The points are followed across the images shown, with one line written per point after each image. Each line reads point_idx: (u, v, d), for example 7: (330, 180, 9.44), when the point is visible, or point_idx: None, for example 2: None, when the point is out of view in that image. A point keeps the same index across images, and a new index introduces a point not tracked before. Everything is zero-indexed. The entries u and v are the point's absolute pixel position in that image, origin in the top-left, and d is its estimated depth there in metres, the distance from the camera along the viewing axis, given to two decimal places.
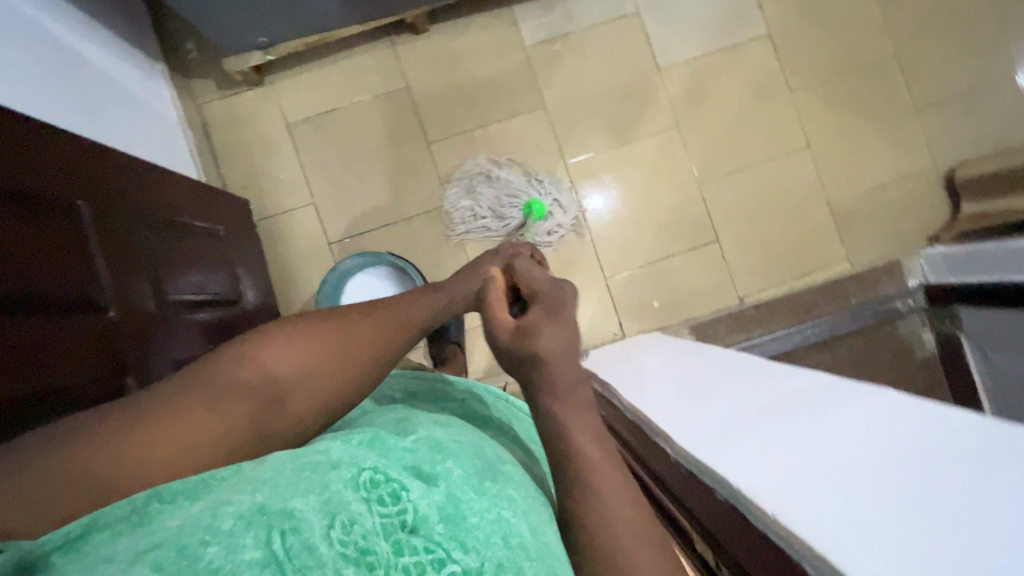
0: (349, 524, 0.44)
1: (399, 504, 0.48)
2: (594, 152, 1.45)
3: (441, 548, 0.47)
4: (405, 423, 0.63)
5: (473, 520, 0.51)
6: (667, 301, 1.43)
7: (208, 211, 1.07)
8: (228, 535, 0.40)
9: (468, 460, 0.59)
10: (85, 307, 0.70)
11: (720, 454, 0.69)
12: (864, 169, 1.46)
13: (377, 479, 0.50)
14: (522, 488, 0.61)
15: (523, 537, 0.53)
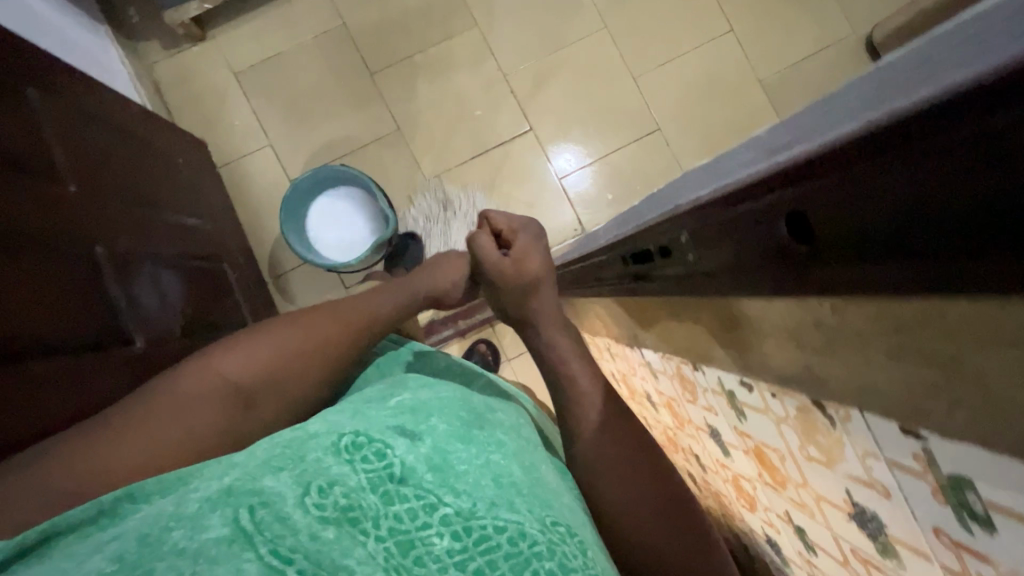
0: (327, 488, 0.44)
1: (384, 460, 0.49)
2: (531, 60, 1.49)
3: (432, 495, 0.48)
4: (391, 392, 0.65)
5: (460, 468, 0.53)
6: (620, 192, 1.48)
7: (172, 141, 1.12)
8: (193, 518, 0.40)
9: (451, 415, 0.61)
10: (58, 183, 0.75)
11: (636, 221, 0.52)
12: (790, 44, 1.53)
13: (359, 443, 0.50)
14: (511, 432, 0.64)
15: (514, 477, 0.54)
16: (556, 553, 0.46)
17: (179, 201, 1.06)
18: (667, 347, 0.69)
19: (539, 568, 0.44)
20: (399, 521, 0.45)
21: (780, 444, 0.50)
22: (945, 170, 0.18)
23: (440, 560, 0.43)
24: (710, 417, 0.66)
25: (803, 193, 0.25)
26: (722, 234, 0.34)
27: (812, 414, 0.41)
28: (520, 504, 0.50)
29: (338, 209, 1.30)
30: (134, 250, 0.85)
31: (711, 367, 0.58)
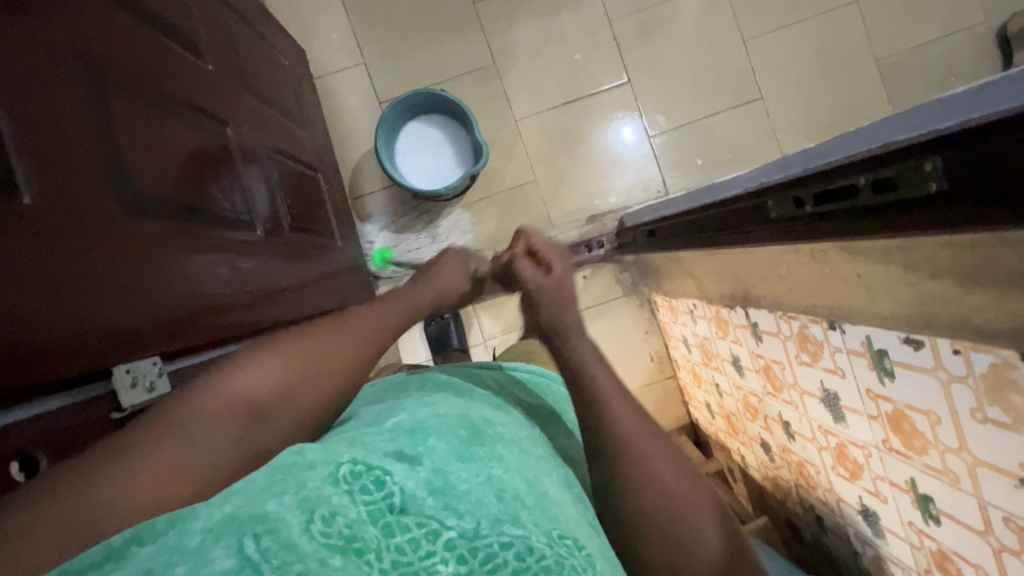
0: (330, 516, 0.38)
1: (385, 489, 0.42)
2: (640, 6, 1.42)
3: (435, 519, 0.41)
4: (388, 411, 0.58)
5: (463, 487, 0.46)
6: (710, 159, 1.44)
7: (281, 42, 1.10)
8: (195, 552, 0.35)
9: (451, 431, 0.53)
10: (199, 57, 0.74)
11: (775, 171, 0.58)
12: (914, 25, 1.43)
13: (358, 470, 0.43)
14: (513, 446, 0.56)
15: (519, 491, 0.48)
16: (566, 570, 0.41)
17: (284, 102, 1.05)
18: (795, 307, 0.67)
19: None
20: (403, 553, 0.39)
21: (936, 407, 0.49)
22: None
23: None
24: (831, 380, 0.65)
25: None
26: (1014, 156, 0.32)
27: (1012, 370, 0.40)
28: (526, 517, 0.45)
29: (429, 137, 1.29)
30: (254, 140, 0.86)
31: (857, 325, 0.56)
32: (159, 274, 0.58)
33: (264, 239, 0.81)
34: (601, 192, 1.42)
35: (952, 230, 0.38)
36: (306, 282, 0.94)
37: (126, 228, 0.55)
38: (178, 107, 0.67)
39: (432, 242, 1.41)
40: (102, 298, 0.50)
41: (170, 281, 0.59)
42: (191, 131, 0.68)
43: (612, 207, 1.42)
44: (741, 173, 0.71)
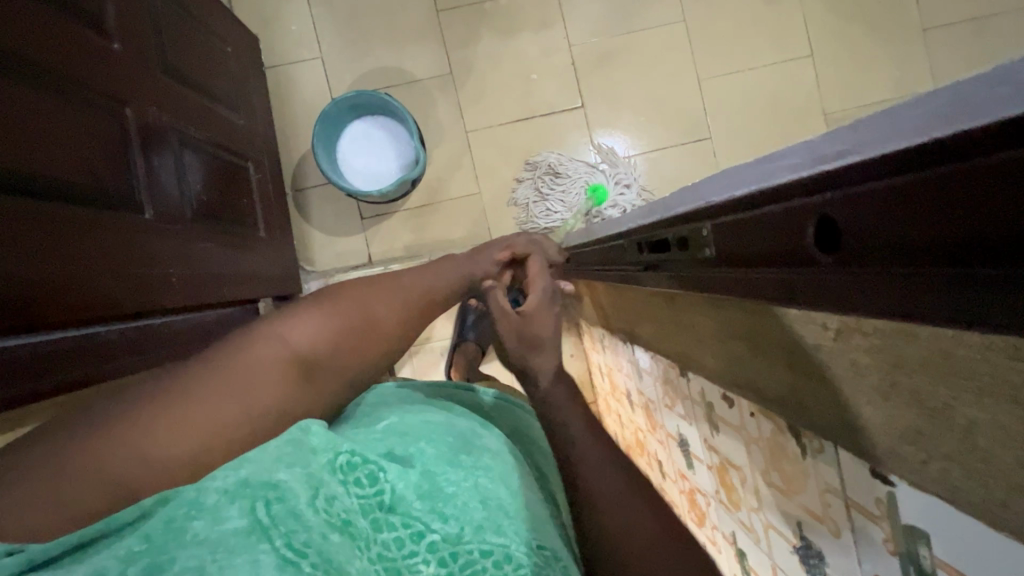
0: (331, 498, 0.43)
1: (377, 485, 0.47)
2: (599, 34, 1.44)
3: (421, 522, 0.46)
4: (374, 410, 0.61)
5: (451, 490, 0.50)
6: (655, 191, 1.46)
7: (224, 29, 1.10)
8: (212, 509, 0.39)
9: (440, 439, 0.57)
10: (101, 35, 0.74)
11: (649, 213, 0.57)
12: (865, 81, 1.45)
13: (355, 462, 0.48)
14: (503, 455, 0.59)
15: (504, 499, 0.52)
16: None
17: (218, 89, 1.05)
18: (661, 349, 0.68)
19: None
20: (387, 549, 0.45)
21: (744, 464, 0.49)
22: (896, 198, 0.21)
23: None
24: (683, 425, 0.66)
25: (851, 204, 0.24)
26: (745, 232, 0.33)
27: (784, 437, 0.40)
28: (509, 526, 0.49)
29: (371, 139, 1.29)
30: (163, 122, 0.85)
31: (696, 375, 0.57)
32: (14, 246, 0.57)
33: (156, 223, 0.80)
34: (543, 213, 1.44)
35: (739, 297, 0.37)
36: (212, 271, 0.93)
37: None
38: (62, 82, 0.67)
39: (369, 243, 1.40)
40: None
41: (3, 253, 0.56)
42: (73, 105, 0.68)
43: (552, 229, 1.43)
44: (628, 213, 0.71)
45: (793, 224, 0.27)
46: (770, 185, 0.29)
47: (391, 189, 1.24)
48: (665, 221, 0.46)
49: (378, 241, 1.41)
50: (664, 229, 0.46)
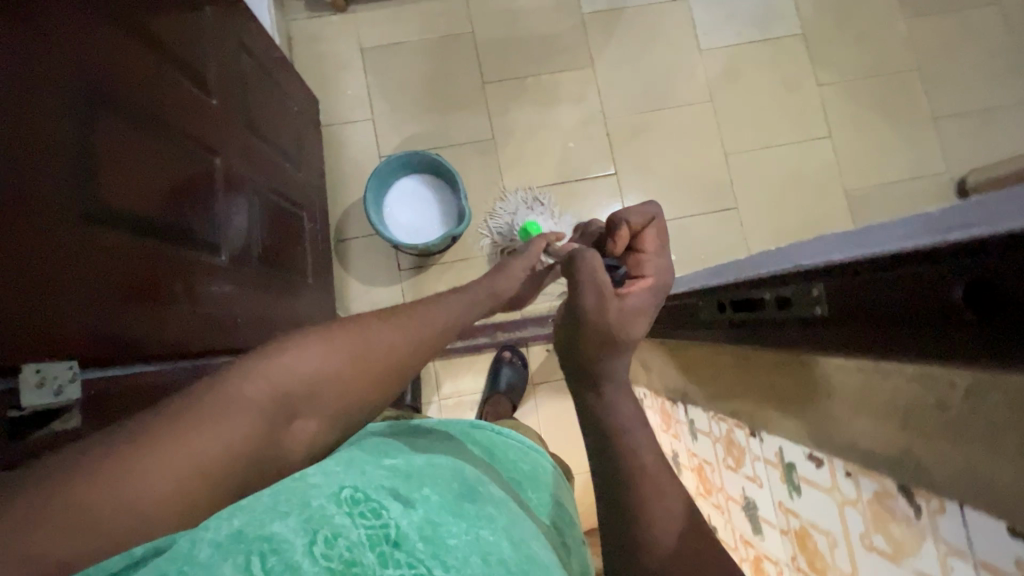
0: (331, 539, 0.41)
1: (382, 519, 0.45)
2: (633, 110, 1.55)
3: (424, 565, 0.43)
4: (388, 446, 0.61)
5: (453, 542, 0.47)
6: (684, 256, 1.50)
7: (293, 90, 1.18)
8: (204, 566, 0.37)
9: (445, 484, 0.55)
10: (203, 91, 0.79)
11: (723, 276, 0.60)
12: (880, 163, 1.54)
13: (358, 498, 0.47)
14: (503, 507, 0.57)
15: (504, 554, 0.49)
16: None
17: (285, 144, 1.11)
18: (724, 409, 0.69)
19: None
20: None
21: (833, 528, 0.49)
22: None
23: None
24: (750, 487, 0.65)
25: (995, 271, 0.27)
26: (869, 293, 0.35)
27: (892, 499, 0.41)
28: None
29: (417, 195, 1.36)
30: (240, 171, 0.89)
31: (773, 435, 0.58)
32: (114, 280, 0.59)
33: (228, 266, 0.83)
34: None
35: (831, 354, 0.40)
36: (266, 315, 0.95)
37: (67, 234, 0.53)
38: (170, 131, 0.71)
39: (405, 295, 1.43)
40: (21, 271, 0.48)
41: (102, 288, 0.57)
42: (177, 152, 0.72)
43: None
44: (692, 274, 0.74)
45: (936, 285, 0.30)
46: (906, 252, 0.31)
47: (435, 243, 1.28)
48: (755, 283, 0.49)
49: (413, 292, 1.43)
50: (755, 290, 0.49)
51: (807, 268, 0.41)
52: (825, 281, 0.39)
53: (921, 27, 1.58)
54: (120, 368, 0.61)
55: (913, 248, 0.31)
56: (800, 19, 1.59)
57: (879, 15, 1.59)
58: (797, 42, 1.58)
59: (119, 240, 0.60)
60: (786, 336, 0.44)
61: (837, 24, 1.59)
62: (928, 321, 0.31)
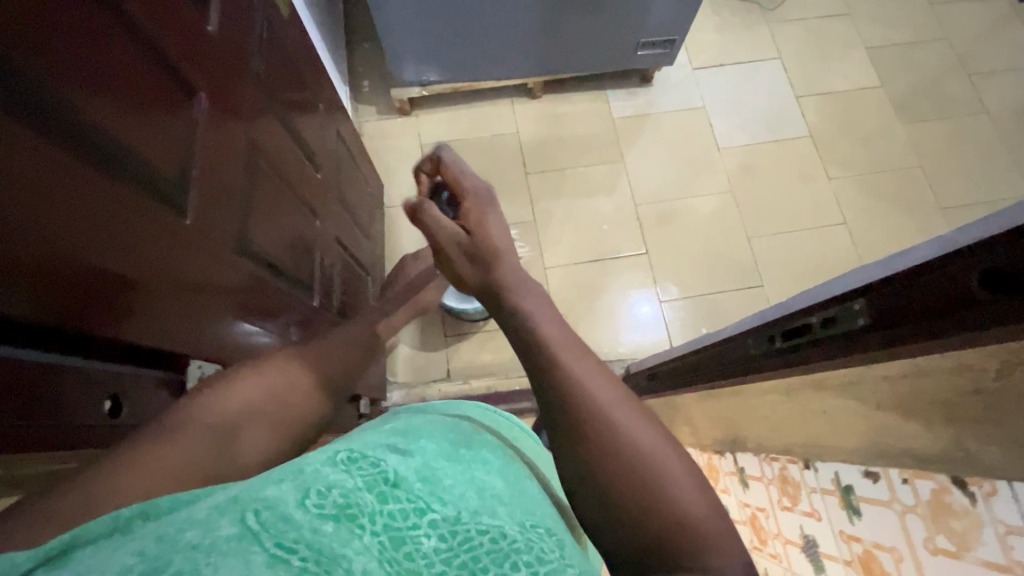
0: (326, 490, 0.45)
1: (378, 468, 0.50)
2: (662, 197, 1.72)
3: (421, 501, 0.48)
4: (390, 421, 0.69)
5: (448, 481, 0.54)
6: (715, 329, 1.58)
7: (368, 174, 1.37)
8: (203, 522, 0.39)
9: (441, 440, 0.63)
10: (314, 165, 0.95)
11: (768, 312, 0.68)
12: (897, 247, 1.64)
13: (354, 457, 0.51)
14: (495, 453, 0.67)
15: (496, 491, 0.57)
16: (535, 548, 0.47)
17: (359, 214, 1.27)
18: (775, 446, 0.73)
19: (519, 561, 0.45)
20: (393, 519, 0.45)
21: (897, 542, 0.53)
22: None
23: (428, 557, 0.44)
24: (808, 522, 0.68)
25: (1001, 258, 0.35)
26: (904, 296, 0.43)
27: (947, 493, 0.46)
28: (502, 510, 0.53)
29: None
30: (330, 231, 1.03)
31: (827, 462, 0.63)
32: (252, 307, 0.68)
33: (318, 311, 0.92)
34: (610, 342, 1.57)
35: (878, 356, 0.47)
36: None
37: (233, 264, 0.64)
38: (295, 190, 0.84)
39: (450, 360, 1.51)
40: (194, 288, 0.58)
41: (234, 310, 0.67)
42: (297, 207, 0.84)
43: (620, 357, 1.55)
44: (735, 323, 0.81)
45: (959, 279, 0.38)
46: (926, 260, 0.40)
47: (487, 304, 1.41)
48: (802, 307, 0.56)
49: (458, 356, 1.51)
50: (802, 313, 0.56)
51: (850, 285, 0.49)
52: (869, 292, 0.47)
53: (917, 131, 1.77)
54: None
55: (935, 254, 0.40)
56: (806, 123, 1.80)
57: (878, 121, 1.80)
58: (806, 143, 1.77)
59: (260, 277, 0.71)
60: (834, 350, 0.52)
61: (841, 127, 1.79)
62: (955, 308, 0.39)
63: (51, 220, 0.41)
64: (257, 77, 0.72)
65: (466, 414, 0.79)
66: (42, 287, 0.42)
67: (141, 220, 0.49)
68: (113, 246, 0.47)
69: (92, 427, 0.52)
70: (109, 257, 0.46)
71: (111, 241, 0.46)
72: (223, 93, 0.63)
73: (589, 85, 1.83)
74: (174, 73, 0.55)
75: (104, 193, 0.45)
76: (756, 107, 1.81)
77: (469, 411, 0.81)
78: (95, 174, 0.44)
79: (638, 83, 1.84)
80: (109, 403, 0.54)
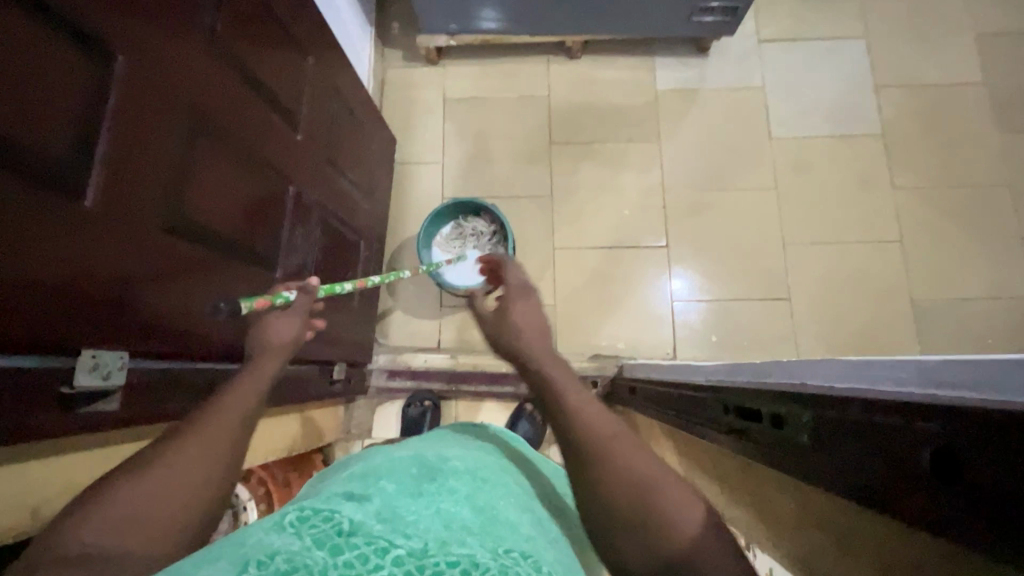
0: (266, 560, 0.43)
1: (332, 519, 0.49)
2: (694, 186, 1.56)
3: (383, 541, 0.47)
4: (350, 462, 0.68)
5: (409, 518, 0.53)
6: (726, 339, 1.47)
7: (374, 131, 1.29)
8: None
9: (404, 473, 0.62)
10: (292, 126, 0.89)
11: (737, 374, 0.59)
12: (955, 277, 1.45)
13: (304, 514, 0.50)
14: (467, 474, 0.64)
15: (464, 520, 0.55)
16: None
17: (357, 175, 1.21)
18: (724, 512, 0.66)
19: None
20: (351, 567, 0.44)
21: None
22: (1000, 452, 0.24)
23: None
24: None
25: (959, 441, 0.26)
26: (847, 428, 0.35)
27: None
28: (470, 541, 0.51)
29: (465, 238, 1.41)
30: (310, 196, 0.98)
31: (764, 554, 0.56)
32: (185, 287, 0.65)
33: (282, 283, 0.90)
34: (609, 336, 1.49)
35: (809, 479, 0.40)
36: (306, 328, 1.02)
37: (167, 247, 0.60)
38: (257, 156, 0.79)
39: (442, 331, 1.48)
40: (119, 276, 0.55)
41: (178, 295, 0.64)
42: (257, 175, 0.79)
43: (617, 353, 1.47)
44: (713, 367, 0.73)
45: (908, 442, 0.30)
46: (886, 398, 0.31)
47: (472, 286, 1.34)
48: (755, 389, 0.48)
49: (450, 329, 1.48)
50: (753, 397, 0.49)
51: (800, 390, 0.41)
52: (814, 406, 0.38)
53: (1014, 142, 1.51)
54: (179, 363, 0.67)
55: (890, 397, 0.31)
56: (880, 119, 1.56)
57: (968, 125, 1.53)
58: (876, 143, 1.54)
59: (198, 254, 0.67)
60: (780, 458, 0.43)
61: (921, 128, 1.54)
62: (897, 472, 0.30)
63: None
64: (209, 33, 0.66)
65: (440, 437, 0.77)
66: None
67: (35, 205, 0.46)
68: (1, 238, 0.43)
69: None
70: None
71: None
72: (156, 54, 0.58)
73: (635, 50, 1.64)
74: (84, 36, 0.49)
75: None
76: (824, 94, 1.58)
77: (440, 437, 0.78)
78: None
79: (691, 52, 1.63)
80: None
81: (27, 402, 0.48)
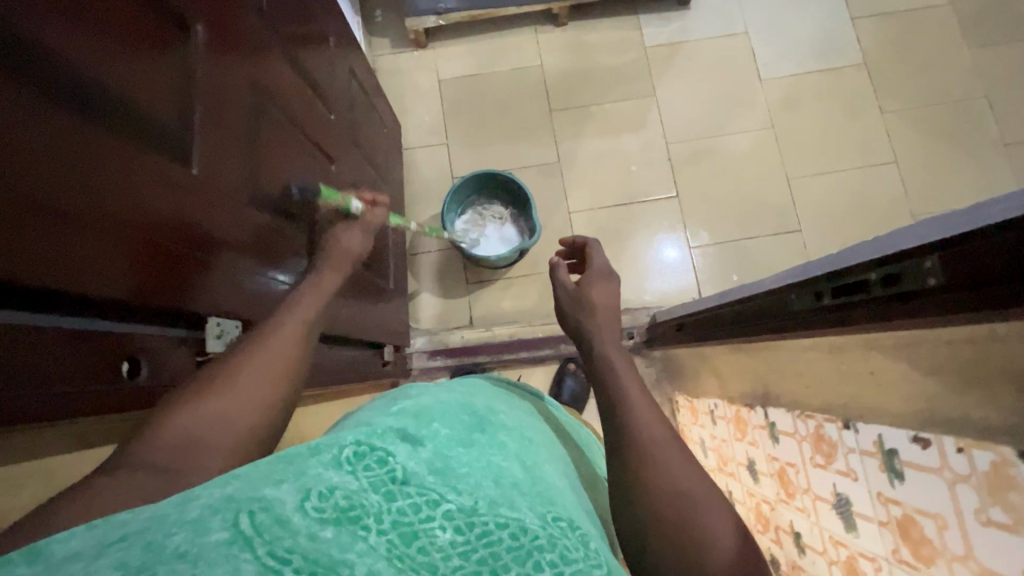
0: (327, 492, 0.43)
1: (387, 466, 0.48)
2: (694, 135, 1.60)
3: (435, 492, 0.47)
4: (394, 402, 0.68)
5: (462, 472, 0.53)
6: (746, 276, 1.52)
7: (381, 113, 1.29)
8: (194, 524, 0.37)
9: (454, 423, 0.62)
10: (326, 107, 0.89)
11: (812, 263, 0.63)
12: (949, 187, 1.53)
13: (362, 451, 0.49)
14: (513, 434, 0.66)
15: (513, 479, 0.55)
16: (558, 546, 0.46)
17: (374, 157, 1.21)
18: (811, 404, 0.70)
19: (542, 560, 0.44)
20: (403, 515, 0.44)
21: (944, 511, 0.50)
22: None
23: (444, 552, 0.43)
24: (843, 483, 0.65)
25: None
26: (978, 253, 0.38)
27: (1010, 467, 0.43)
28: (520, 504, 0.51)
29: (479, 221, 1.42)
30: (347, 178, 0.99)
31: (871, 423, 0.58)
32: (258, 254, 0.66)
33: None
34: (635, 289, 1.53)
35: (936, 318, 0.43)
36: (357, 308, 1.03)
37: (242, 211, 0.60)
38: (303, 129, 0.79)
39: (472, 307, 1.49)
40: (205, 239, 0.55)
41: (249, 267, 0.64)
42: (306, 150, 0.80)
43: (645, 305, 1.51)
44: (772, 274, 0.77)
45: None
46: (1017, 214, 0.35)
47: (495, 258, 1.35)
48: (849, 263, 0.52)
49: (479, 304, 1.49)
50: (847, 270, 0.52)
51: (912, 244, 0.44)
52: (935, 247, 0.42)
53: (984, 54, 1.59)
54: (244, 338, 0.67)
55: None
56: (860, 49, 1.62)
57: (941, 44, 1.61)
58: (859, 73, 1.61)
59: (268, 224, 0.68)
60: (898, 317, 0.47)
61: (898, 52, 1.61)
62: None
63: (32, 177, 0.37)
64: (257, 7, 0.66)
65: (478, 389, 0.78)
66: (37, 257, 0.38)
67: (133, 174, 0.45)
68: (106, 205, 0.43)
69: (115, 391, 0.48)
70: (104, 218, 0.43)
71: (108, 199, 0.43)
72: (220, 21, 0.57)
73: (618, 10, 1.67)
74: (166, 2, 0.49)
75: (92, 144, 0.41)
76: (804, 32, 1.64)
77: (486, 390, 0.79)
78: (81, 122, 0.40)
79: (673, 7, 1.67)
80: (128, 364, 0.49)
81: (171, 360, 0.54)
